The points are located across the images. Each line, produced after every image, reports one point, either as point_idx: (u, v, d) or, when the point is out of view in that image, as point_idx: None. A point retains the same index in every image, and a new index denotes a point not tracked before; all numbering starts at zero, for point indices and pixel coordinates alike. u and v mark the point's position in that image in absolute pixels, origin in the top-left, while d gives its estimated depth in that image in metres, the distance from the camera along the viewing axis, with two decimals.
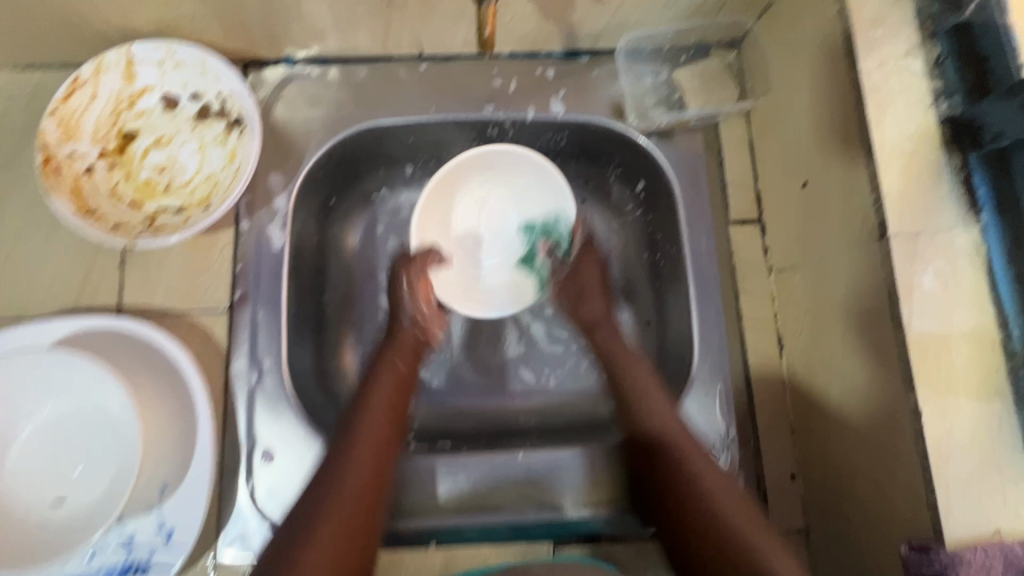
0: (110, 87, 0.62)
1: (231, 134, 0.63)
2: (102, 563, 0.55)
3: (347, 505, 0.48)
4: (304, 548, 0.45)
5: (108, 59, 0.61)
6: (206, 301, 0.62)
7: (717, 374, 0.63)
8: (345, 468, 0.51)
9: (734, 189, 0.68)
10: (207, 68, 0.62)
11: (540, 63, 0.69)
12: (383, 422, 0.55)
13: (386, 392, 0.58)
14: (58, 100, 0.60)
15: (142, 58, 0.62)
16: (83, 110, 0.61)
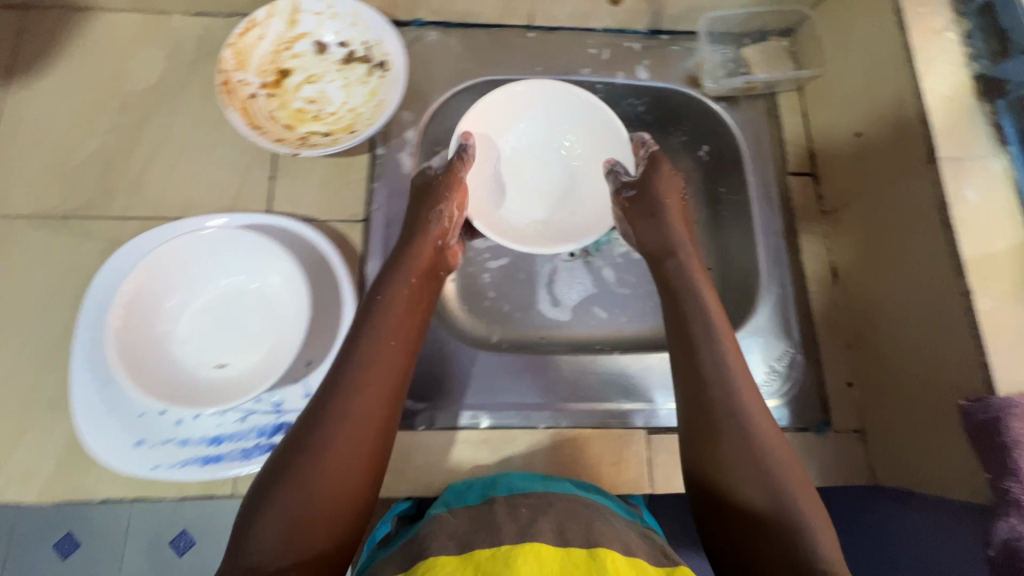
0: (276, 30, 0.73)
1: (373, 75, 0.74)
2: (252, 424, 0.61)
3: (355, 445, 0.50)
4: (308, 490, 0.47)
5: (279, 6, 0.72)
6: (344, 212, 0.72)
7: (781, 296, 0.73)
8: (349, 401, 0.51)
9: (791, 147, 0.80)
10: (358, 19, 0.74)
11: (628, 39, 0.82)
12: (395, 354, 0.56)
13: (396, 321, 0.58)
14: (237, 35, 0.70)
15: (305, 8, 0.73)
16: (252, 47, 0.72)
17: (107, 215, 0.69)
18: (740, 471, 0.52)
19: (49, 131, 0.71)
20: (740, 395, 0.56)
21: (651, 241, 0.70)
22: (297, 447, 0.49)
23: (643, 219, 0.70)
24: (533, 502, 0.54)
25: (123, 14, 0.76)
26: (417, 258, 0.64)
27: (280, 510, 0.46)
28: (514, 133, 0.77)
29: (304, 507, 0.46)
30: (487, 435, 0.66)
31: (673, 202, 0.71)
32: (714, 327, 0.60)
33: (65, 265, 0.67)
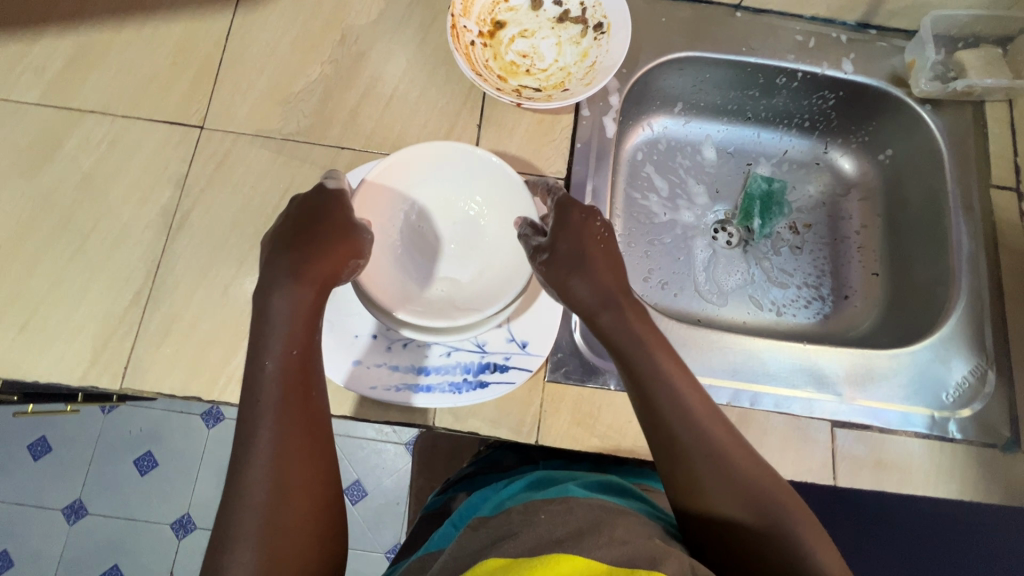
0: None
1: (588, 37, 0.75)
2: (458, 360, 0.62)
3: (286, 476, 0.47)
4: (271, 517, 0.46)
5: None
6: (546, 168, 0.72)
7: (974, 308, 0.72)
8: (279, 427, 0.49)
9: (997, 160, 0.77)
10: None
11: (836, 29, 0.81)
12: (295, 376, 0.51)
13: (290, 327, 0.53)
14: None
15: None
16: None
17: (323, 144, 0.71)
18: (722, 497, 0.48)
19: (271, 55, 0.73)
20: (699, 446, 0.50)
21: (584, 296, 0.57)
22: (235, 472, 0.48)
23: (562, 280, 0.57)
24: (556, 508, 0.46)
25: None
26: (310, 260, 0.54)
27: (247, 541, 0.45)
28: (437, 182, 0.64)
29: (269, 540, 0.45)
30: None
31: (594, 249, 0.58)
32: (668, 405, 0.52)
33: (284, 186, 0.69)
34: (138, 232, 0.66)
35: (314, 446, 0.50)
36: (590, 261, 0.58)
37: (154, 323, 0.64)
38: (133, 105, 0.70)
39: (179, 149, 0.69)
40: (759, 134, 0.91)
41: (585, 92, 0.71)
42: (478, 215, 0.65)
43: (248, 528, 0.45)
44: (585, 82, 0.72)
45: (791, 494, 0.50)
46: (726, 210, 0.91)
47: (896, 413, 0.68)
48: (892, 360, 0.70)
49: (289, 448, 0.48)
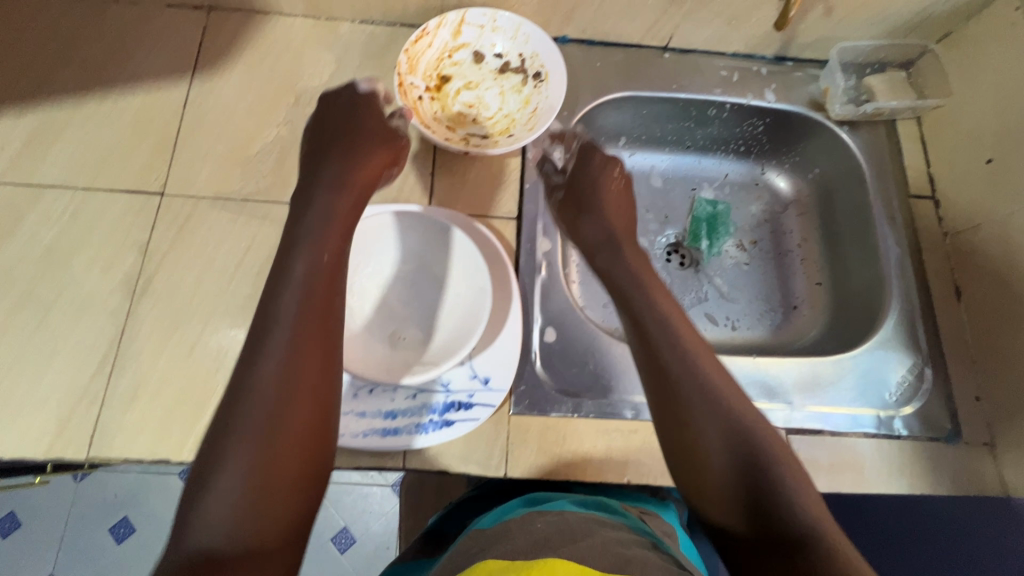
0: (442, 40, 0.79)
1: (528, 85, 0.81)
2: (423, 401, 0.64)
3: (287, 411, 0.48)
4: (264, 445, 0.46)
5: (449, 17, 0.77)
6: (498, 208, 0.76)
7: (907, 310, 0.77)
8: (292, 348, 0.50)
9: (912, 172, 0.83)
10: (519, 33, 0.79)
11: (756, 63, 0.88)
12: (318, 308, 0.54)
13: (313, 267, 0.55)
14: (412, 42, 0.75)
15: (469, 21, 0.78)
16: (421, 54, 0.78)
17: (282, 201, 0.74)
18: (723, 453, 0.52)
19: (228, 121, 0.77)
20: (716, 406, 0.54)
21: (588, 234, 0.73)
22: (240, 387, 0.49)
23: (573, 220, 0.74)
24: (550, 518, 0.52)
25: (297, 18, 0.82)
26: (360, 154, 0.67)
27: (237, 456, 0.46)
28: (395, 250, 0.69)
29: (255, 471, 0.46)
30: (638, 425, 0.68)
31: (609, 191, 0.76)
32: (675, 361, 0.58)
33: (246, 245, 0.72)
34: (101, 301, 0.67)
35: (320, 384, 0.51)
36: (603, 214, 0.74)
37: (120, 389, 0.64)
38: (94, 177, 0.72)
39: (140, 217, 0.71)
40: (700, 161, 0.97)
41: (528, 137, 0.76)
42: (435, 277, 0.69)
43: (240, 444, 0.46)
44: (528, 127, 0.78)
45: (793, 459, 0.52)
46: (676, 233, 0.95)
47: (845, 417, 0.71)
48: (838, 366, 0.74)
49: (297, 376, 0.50)
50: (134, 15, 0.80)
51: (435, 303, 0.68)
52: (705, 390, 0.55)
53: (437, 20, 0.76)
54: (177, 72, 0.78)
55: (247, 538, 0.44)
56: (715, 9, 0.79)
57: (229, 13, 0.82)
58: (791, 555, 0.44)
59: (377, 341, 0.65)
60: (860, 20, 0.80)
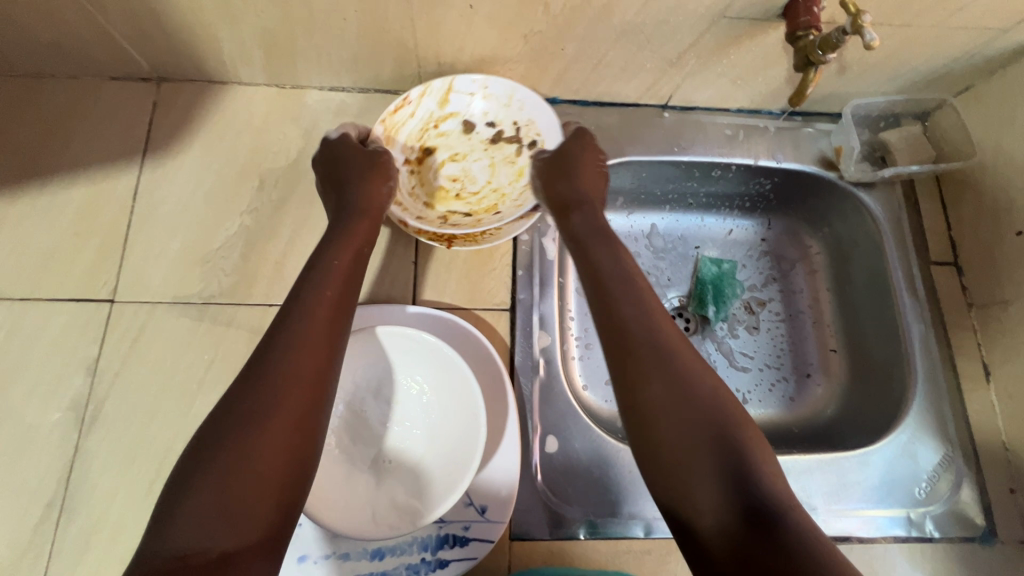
0: (426, 109, 0.71)
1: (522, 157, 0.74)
2: (414, 536, 0.58)
3: (273, 430, 0.43)
4: (239, 463, 0.41)
5: (433, 86, 0.69)
6: (490, 300, 0.70)
7: (933, 393, 0.71)
8: (289, 365, 0.46)
9: (932, 236, 0.78)
10: (513, 100, 0.71)
11: (762, 119, 0.82)
12: (320, 327, 0.49)
13: (324, 281, 0.52)
14: (389, 113, 0.68)
15: (457, 88, 0.71)
16: (400, 124, 0.70)
17: (247, 303, 0.66)
18: (692, 439, 0.44)
19: (185, 210, 0.69)
20: (683, 385, 0.46)
21: (565, 193, 0.62)
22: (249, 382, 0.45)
23: (552, 178, 0.64)
24: None
25: (259, 87, 0.74)
26: (366, 196, 0.61)
27: (213, 484, 0.40)
28: (379, 364, 0.61)
29: (232, 483, 0.40)
30: (652, 544, 0.63)
31: (589, 169, 0.64)
32: (644, 344, 0.48)
33: (209, 357, 0.64)
34: (46, 434, 0.60)
35: (313, 410, 0.46)
36: (583, 175, 0.63)
37: (69, 538, 0.57)
38: (34, 284, 0.65)
39: (88, 330, 0.64)
40: (703, 219, 0.89)
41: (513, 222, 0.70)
42: (422, 395, 0.60)
43: (218, 467, 0.40)
44: (516, 204, 0.72)
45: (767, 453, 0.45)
46: (680, 296, 0.87)
47: (871, 520, 0.66)
48: (862, 462, 0.68)
49: (292, 397, 0.45)
50: (75, 90, 0.72)
51: (420, 431, 0.59)
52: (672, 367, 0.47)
53: (421, 90, 0.68)
54: (126, 154, 0.70)
55: (213, 552, 0.38)
56: (719, 70, 0.72)
57: (182, 83, 0.73)
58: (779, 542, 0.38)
59: (355, 475, 0.57)
60: (876, 76, 0.74)
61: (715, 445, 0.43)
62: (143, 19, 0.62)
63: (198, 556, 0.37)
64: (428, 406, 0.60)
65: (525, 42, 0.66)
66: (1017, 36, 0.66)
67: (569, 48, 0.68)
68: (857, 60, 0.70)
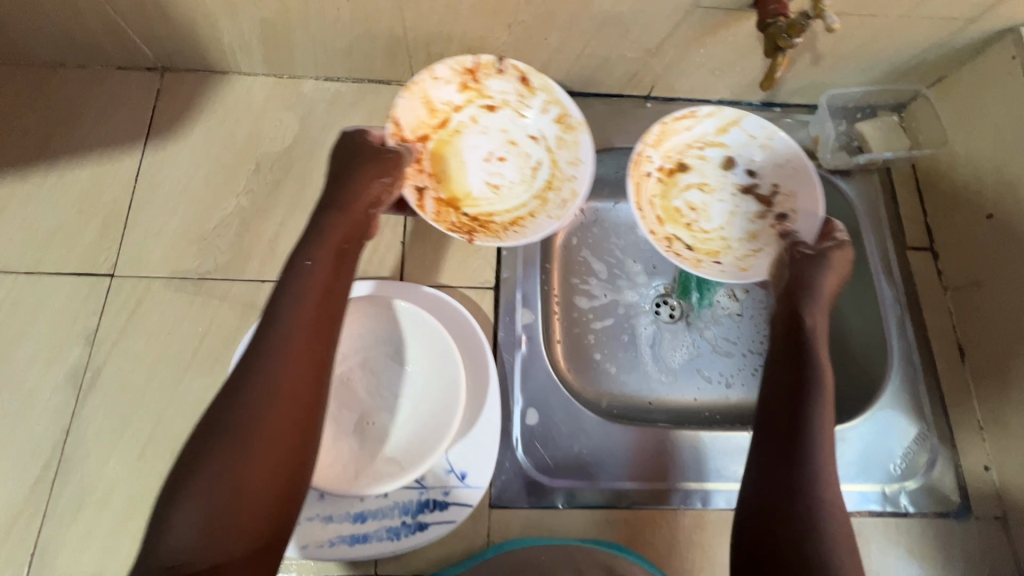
0: (705, 129, 0.76)
1: (563, 149, 0.72)
2: (396, 501, 0.60)
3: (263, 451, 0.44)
4: (229, 485, 0.43)
5: (726, 112, 0.75)
6: (474, 278, 0.72)
7: (909, 372, 0.73)
8: (276, 382, 0.47)
9: (908, 222, 0.80)
10: (780, 158, 0.75)
11: (742, 109, 0.84)
12: (306, 339, 0.49)
13: (304, 283, 0.52)
14: (672, 119, 0.75)
15: (743, 124, 0.76)
16: (675, 132, 0.76)
17: (241, 279, 0.69)
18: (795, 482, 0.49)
19: (184, 192, 0.72)
20: (821, 438, 0.51)
21: (804, 290, 0.61)
22: (231, 394, 0.46)
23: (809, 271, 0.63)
24: None
25: (258, 76, 0.78)
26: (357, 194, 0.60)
27: (199, 502, 0.42)
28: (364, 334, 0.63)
29: (225, 505, 0.42)
30: (629, 513, 0.64)
31: (832, 276, 0.63)
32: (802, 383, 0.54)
33: (203, 329, 0.66)
34: (44, 400, 0.62)
35: (304, 426, 0.47)
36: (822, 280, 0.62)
37: (64, 498, 0.59)
38: (39, 258, 0.68)
39: (88, 301, 0.66)
40: None
41: (546, 222, 0.69)
42: (402, 364, 0.63)
43: (204, 486, 0.43)
44: (739, 262, 0.73)
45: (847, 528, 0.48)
46: (665, 283, 0.91)
47: (847, 495, 0.67)
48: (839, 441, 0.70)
49: (273, 418, 0.46)
50: (83, 79, 0.76)
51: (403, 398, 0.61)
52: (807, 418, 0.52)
53: (711, 109, 0.75)
54: (129, 139, 0.74)
55: (207, 562, 0.41)
56: (697, 61, 0.75)
57: (184, 73, 0.77)
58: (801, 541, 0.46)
59: (337, 438, 0.59)
60: (850, 67, 0.76)
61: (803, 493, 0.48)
62: (149, 9, 0.66)
63: (189, 566, 0.41)
64: (410, 375, 0.62)
65: (509, 32, 0.70)
66: (984, 27, 0.69)
67: (552, 37, 0.71)
68: (830, 51, 0.73)
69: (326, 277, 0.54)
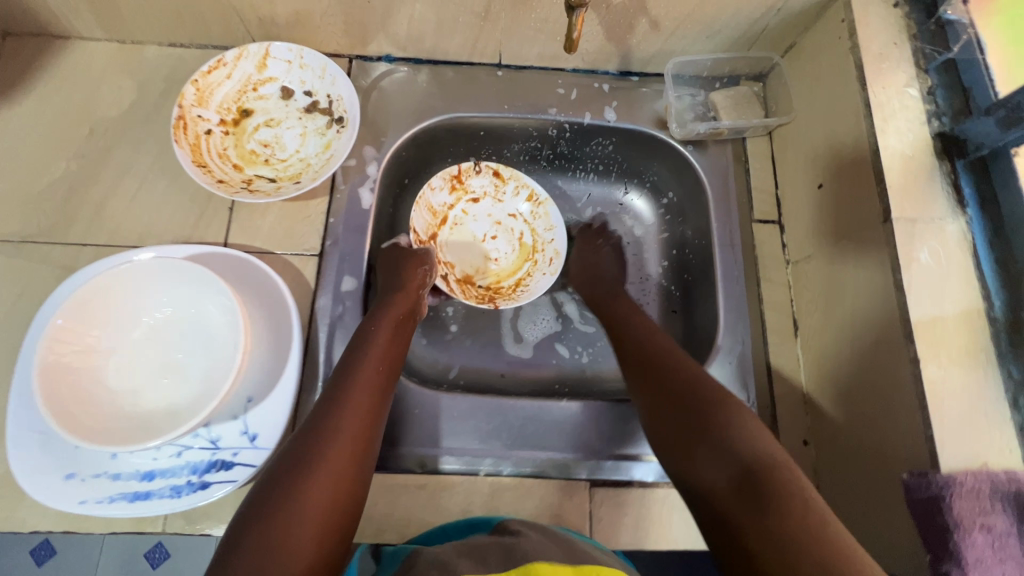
0: (244, 72, 0.74)
1: (536, 220, 0.86)
2: (187, 460, 0.61)
3: (320, 484, 0.48)
4: (288, 516, 0.45)
5: (249, 50, 0.73)
6: (299, 246, 0.72)
7: (737, 345, 0.72)
8: (343, 419, 0.53)
9: (757, 195, 0.78)
10: (326, 73, 0.75)
11: (597, 79, 0.82)
12: (369, 389, 0.57)
13: (379, 348, 0.61)
14: (202, 72, 0.72)
15: (276, 55, 0.74)
16: (216, 84, 0.74)
17: (64, 242, 0.70)
18: (709, 431, 0.53)
19: (16, 157, 0.73)
20: (712, 390, 0.57)
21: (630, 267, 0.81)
22: (307, 430, 0.52)
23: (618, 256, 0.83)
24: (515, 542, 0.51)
25: (102, 41, 0.78)
26: (410, 280, 0.70)
27: (259, 540, 0.44)
28: (166, 297, 0.62)
29: (286, 532, 0.44)
30: (427, 480, 0.65)
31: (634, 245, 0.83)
32: (657, 358, 0.63)
33: (19, 290, 0.67)
34: None
35: (358, 466, 0.52)
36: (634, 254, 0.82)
37: None
38: None
39: None
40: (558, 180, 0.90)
41: (544, 278, 0.83)
42: (204, 325, 0.63)
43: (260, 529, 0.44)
44: (314, 176, 0.72)
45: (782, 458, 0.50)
46: None
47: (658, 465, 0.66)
48: None
49: (339, 452, 0.50)
50: None
51: (202, 359, 0.63)
52: (693, 377, 0.59)
53: (234, 51, 0.72)
54: None
55: None
56: (533, 25, 0.73)
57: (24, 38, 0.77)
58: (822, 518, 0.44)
59: (122, 397, 0.59)
60: (694, 33, 0.74)
61: (703, 438, 0.53)
62: None
63: None
64: (210, 334, 0.63)
65: None
66: None
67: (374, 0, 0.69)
68: (664, 16, 0.71)
69: (387, 349, 0.62)
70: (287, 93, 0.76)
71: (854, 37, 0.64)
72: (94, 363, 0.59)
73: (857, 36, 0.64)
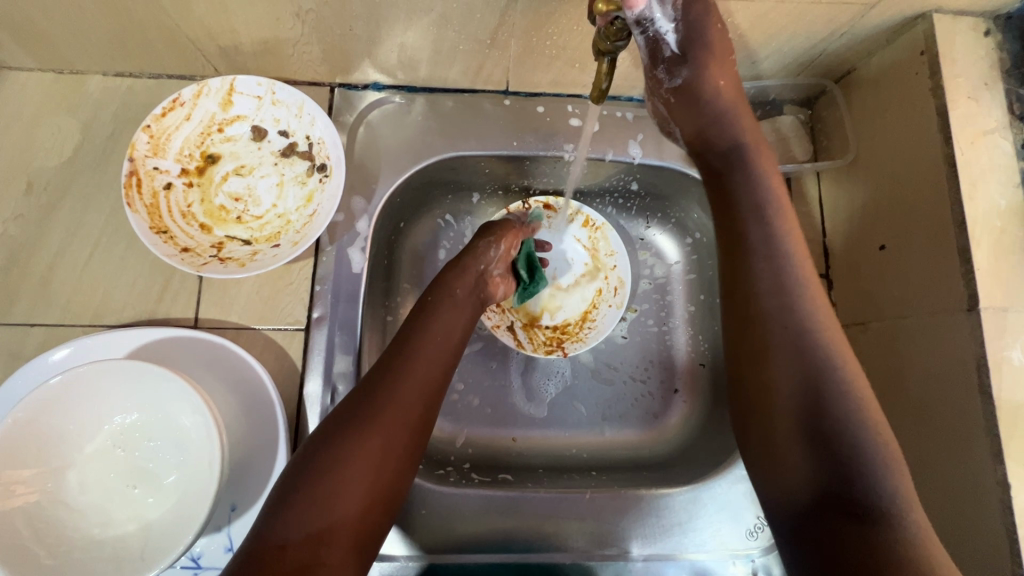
0: (205, 111, 0.62)
1: (596, 246, 0.79)
2: None
3: (362, 449, 0.47)
4: (331, 477, 0.45)
5: (210, 85, 0.61)
6: (281, 320, 0.62)
7: None
8: (396, 395, 0.51)
9: None
10: (303, 111, 0.63)
11: (620, 107, 0.71)
12: (430, 369, 0.54)
13: (444, 328, 0.58)
14: (155, 116, 0.60)
15: (242, 89, 0.63)
16: (173, 128, 0.62)
17: (5, 325, 0.60)
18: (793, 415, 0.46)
19: None
20: (816, 352, 0.47)
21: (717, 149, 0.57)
22: (363, 399, 0.50)
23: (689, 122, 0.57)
24: None
25: (31, 71, 0.64)
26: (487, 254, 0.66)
27: (311, 495, 0.44)
28: (125, 400, 0.53)
29: (325, 499, 0.44)
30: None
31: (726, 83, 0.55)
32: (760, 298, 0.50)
33: None
34: None
35: (405, 445, 0.50)
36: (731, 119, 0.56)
37: None
38: None
39: None
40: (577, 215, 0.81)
41: (611, 312, 0.77)
42: (170, 430, 0.54)
43: (310, 491, 0.45)
44: (295, 238, 0.62)
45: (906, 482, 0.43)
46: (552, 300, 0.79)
47: (689, 564, 0.63)
48: (677, 505, 0.64)
49: (387, 427, 0.49)
50: None
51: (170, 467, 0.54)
52: (800, 330, 0.48)
53: (191, 88, 0.60)
54: None
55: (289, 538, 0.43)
56: (548, 52, 0.61)
57: None
58: (873, 537, 0.40)
59: (77, 519, 0.52)
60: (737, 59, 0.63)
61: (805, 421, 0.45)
62: None
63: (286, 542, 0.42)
64: (177, 438, 0.54)
65: (303, 24, 0.56)
66: (891, 12, 0.55)
67: (358, 29, 0.57)
68: None
69: (447, 328, 0.58)
70: (257, 133, 0.65)
71: (936, 78, 0.54)
72: (50, 483, 0.52)
73: (941, 76, 0.54)
